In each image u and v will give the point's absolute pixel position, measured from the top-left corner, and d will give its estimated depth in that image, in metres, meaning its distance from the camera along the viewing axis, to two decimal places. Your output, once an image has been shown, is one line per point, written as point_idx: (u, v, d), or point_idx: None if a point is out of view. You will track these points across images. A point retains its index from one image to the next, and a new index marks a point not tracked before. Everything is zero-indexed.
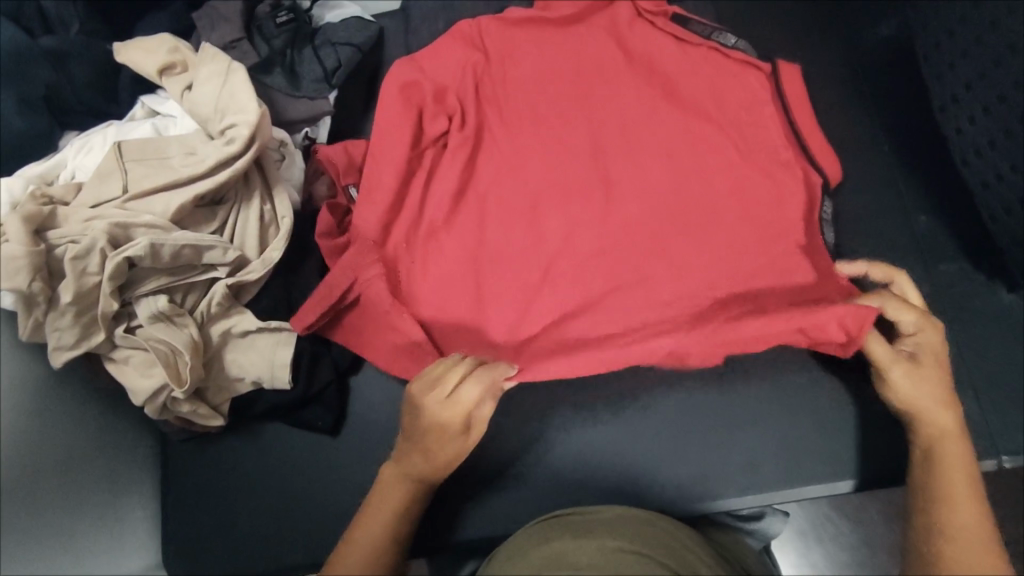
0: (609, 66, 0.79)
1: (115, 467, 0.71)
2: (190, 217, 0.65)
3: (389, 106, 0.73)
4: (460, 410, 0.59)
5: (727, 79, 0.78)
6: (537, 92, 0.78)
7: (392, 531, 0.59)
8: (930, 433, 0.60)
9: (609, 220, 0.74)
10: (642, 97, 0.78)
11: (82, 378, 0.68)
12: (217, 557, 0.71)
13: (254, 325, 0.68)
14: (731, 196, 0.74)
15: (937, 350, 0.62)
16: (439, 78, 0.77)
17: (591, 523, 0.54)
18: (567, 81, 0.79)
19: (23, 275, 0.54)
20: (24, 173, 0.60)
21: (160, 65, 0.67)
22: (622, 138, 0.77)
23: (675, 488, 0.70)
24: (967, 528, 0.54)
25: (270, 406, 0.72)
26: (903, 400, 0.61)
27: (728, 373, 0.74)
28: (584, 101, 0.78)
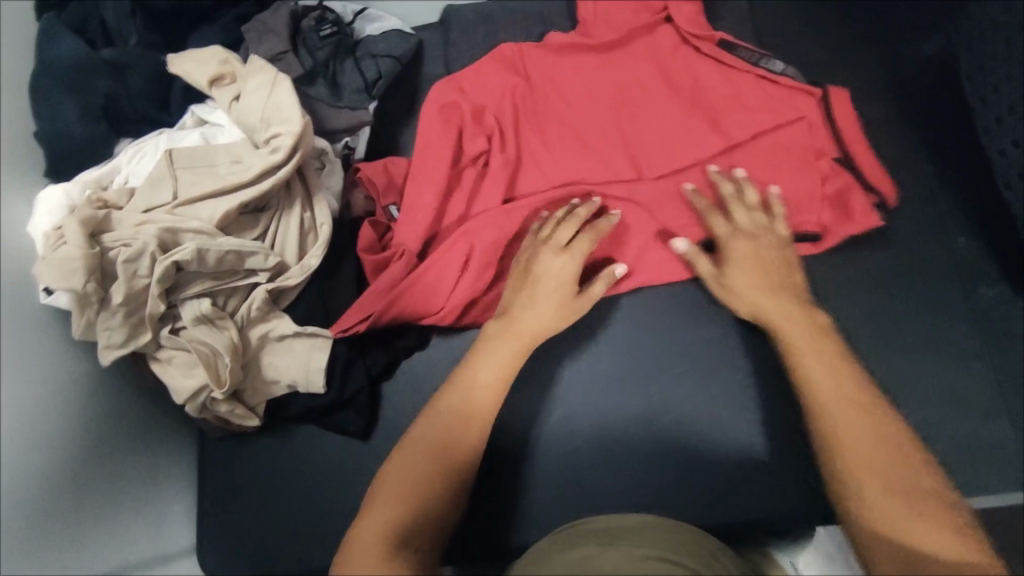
0: (652, 92, 0.79)
1: (154, 458, 0.73)
2: (234, 223, 0.67)
3: (427, 127, 0.76)
4: (574, 259, 0.68)
5: (777, 103, 0.77)
6: (577, 118, 0.79)
7: (489, 387, 0.62)
8: (802, 350, 0.62)
9: (651, 221, 0.75)
10: (684, 124, 0.77)
11: (128, 374, 0.71)
12: (245, 555, 0.73)
13: (291, 330, 0.70)
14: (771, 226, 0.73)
15: (745, 252, 0.69)
16: (479, 94, 0.79)
17: (617, 529, 0.53)
18: (607, 106, 0.79)
19: (78, 276, 0.58)
20: (81, 178, 0.64)
21: (211, 77, 0.69)
22: (665, 161, 0.76)
23: (700, 510, 0.68)
24: (866, 444, 0.54)
25: (304, 409, 0.73)
26: (761, 309, 0.66)
27: (767, 404, 0.71)
28: (623, 128, 0.78)
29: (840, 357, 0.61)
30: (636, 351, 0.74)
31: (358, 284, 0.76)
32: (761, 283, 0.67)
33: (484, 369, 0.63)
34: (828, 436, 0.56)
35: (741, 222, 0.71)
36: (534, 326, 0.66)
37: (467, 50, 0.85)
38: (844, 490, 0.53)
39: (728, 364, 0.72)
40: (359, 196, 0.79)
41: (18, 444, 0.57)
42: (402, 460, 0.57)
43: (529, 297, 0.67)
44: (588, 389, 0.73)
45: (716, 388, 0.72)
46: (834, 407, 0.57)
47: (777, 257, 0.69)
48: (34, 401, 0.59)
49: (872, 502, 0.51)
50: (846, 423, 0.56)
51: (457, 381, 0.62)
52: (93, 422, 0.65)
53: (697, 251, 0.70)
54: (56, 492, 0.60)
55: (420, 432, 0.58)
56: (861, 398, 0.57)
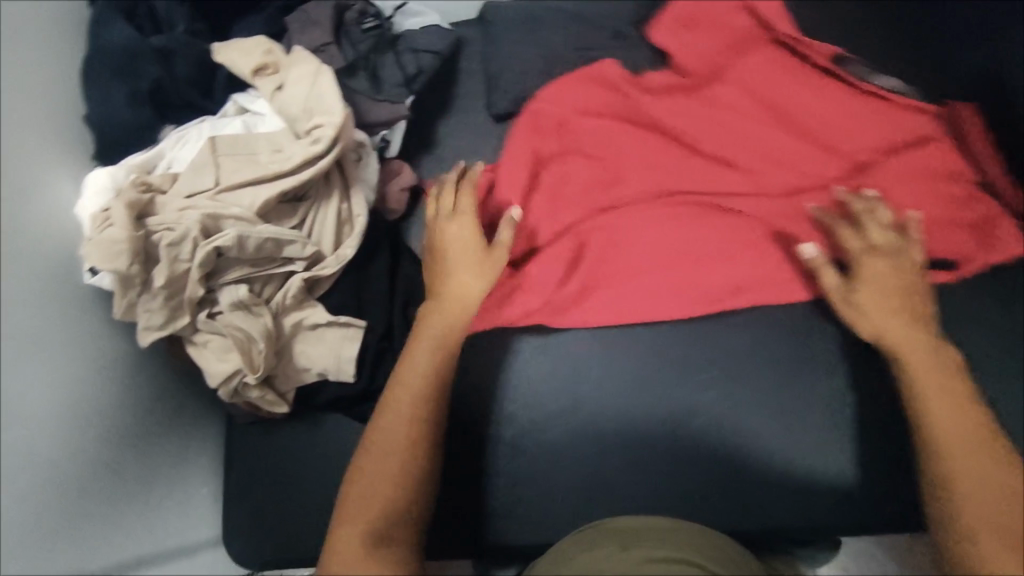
0: (740, 104, 0.80)
1: (185, 439, 0.74)
2: (273, 211, 0.68)
3: (516, 142, 0.79)
4: (465, 220, 0.71)
5: (863, 122, 0.79)
6: (670, 131, 0.81)
7: (429, 364, 0.65)
8: (925, 386, 0.63)
9: (760, 232, 0.76)
10: (781, 137, 0.79)
11: (163, 356, 0.72)
12: (271, 539, 0.74)
13: (325, 319, 0.70)
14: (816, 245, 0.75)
15: (875, 272, 0.69)
16: (564, 106, 0.82)
17: (634, 530, 0.53)
18: (704, 117, 0.80)
19: (123, 258, 0.59)
20: (126, 162, 0.65)
21: (255, 66, 0.70)
22: (775, 175, 0.78)
23: (709, 513, 0.71)
24: (987, 496, 0.58)
25: (334, 397, 0.73)
26: (889, 331, 0.67)
27: (797, 414, 0.72)
28: (712, 139, 0.80)
29: (963, 394, 0.63)
30: (667, 357, 0.74)
31: (391, 276, 0.76)
32: (890, 308, 0.67)
33: (421, 352, 0.65)
34: (948, 483, 0.59)
35: (872, 238, 0.70)
36: (461, 295, 0.68)
37: (507, 48, 0.85)
38: (957, 537, 0.57)
39: (761, 373, 0.73)
40: (394, 188, 0.79)
41: (55, 424, 0.58)
42: (365, 470, 0.60)
43: (440, 269, 0.70)
44: (589, 394, 0.74)
45: (746, 396, 0.73)
46: (964, 446, 0.60)
47: (907, 283, 0.68)
48: (71, 382, 0.60)
49: (989, 553, 0.55)
50: (968, 472, 0.59)
51: (397, 378, 0.64)
52: (129, 405, 0.67)
53: (824, 261, 0.70)
54: (89, 475, 0.61)
55: (382, 428, 0.62)
56: (984, 445, 0.60)
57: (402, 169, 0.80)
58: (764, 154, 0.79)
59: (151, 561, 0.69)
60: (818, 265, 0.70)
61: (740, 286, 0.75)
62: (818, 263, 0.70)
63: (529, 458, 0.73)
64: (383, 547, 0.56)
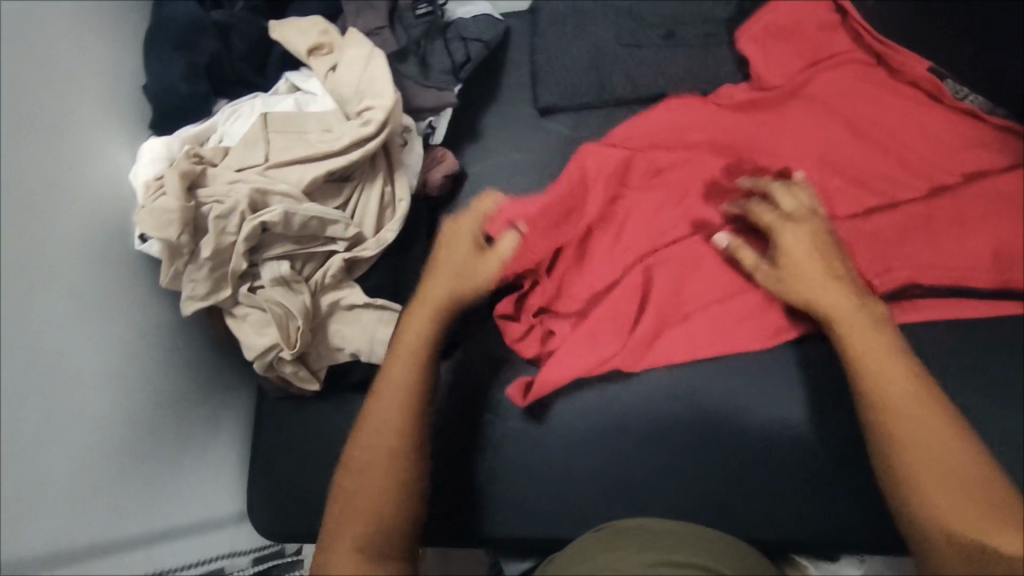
0: (814, 116, 0.79)
1: (216, 409, 0.75)
2: (319, 190, 0.69)
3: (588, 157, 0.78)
4: (475, 219, 0.69)
5: (937, 141, 0.78)
6: (731, 133, 0.80)
7: (415, 365, 0.63)
8: (864, 344, 0.63)
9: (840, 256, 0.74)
10: (848, 145, 0.78)
11: (200, 325, 0.74)
12: (292, 513, 0.75)
13: (362, 300, 0.71)
14: (872, 272, 0.73)
15: (799, 243, 0.68)
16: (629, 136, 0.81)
17: (648, 531, 0.53)
18: (765, 125, 0.80)
19: (174, 227, 0.60)
20: (180, 133, 0.66)
21: (310, 45, 0.71)
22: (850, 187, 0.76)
23: (734, 522, 0.70)
24: (935, 447, 0.58)
25: (364, 378, 0.75)
26: (819, 305, 0.66)
27: (826, 426, 0.72)
28: (770, 144, 0.79)
29: (891, 346, 0.63)
30: (697, 366, 0.74)
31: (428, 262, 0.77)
32: (815, 276, 0.67)
33: (405, 355, 0.63)
34: (898, 441, 0.59)
35: (784, 208, 0.70)
36: (454, 290, 0.66)
37: (555, 41, 0.85)
38: (909, 492, 0.57)
39: (790, 384, 0.73)
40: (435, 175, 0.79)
41: (103, 384, 0.59)
42: (353, 474, 0.59)
43: (438, 264, 0.68)
44: (622, 395, 0.74)
45: (774, 406, 0.72)
46: (906, 420, 0.59)
47: (826, 246, 0.68)
48: (119, 344, 0.61)
49: (944, 503, 0.56)
50: (913, 428, 0.59)
51: (382, 385, 0.62)
52: (168, 371, 0.68)
53: (740, 243, 0.72)
54: (127, 444, 0.60)
55: (368, 436, 0.60)
56: (925, 394, 0.60)
57: (445, 157, 0.80)
58: (811, 163, 0.77)
59: (197, 523, 0.69)
60: (734, 247, 0.72)
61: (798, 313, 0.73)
62: (735, 246, 0.72)
63: (554, 450, 0.73)
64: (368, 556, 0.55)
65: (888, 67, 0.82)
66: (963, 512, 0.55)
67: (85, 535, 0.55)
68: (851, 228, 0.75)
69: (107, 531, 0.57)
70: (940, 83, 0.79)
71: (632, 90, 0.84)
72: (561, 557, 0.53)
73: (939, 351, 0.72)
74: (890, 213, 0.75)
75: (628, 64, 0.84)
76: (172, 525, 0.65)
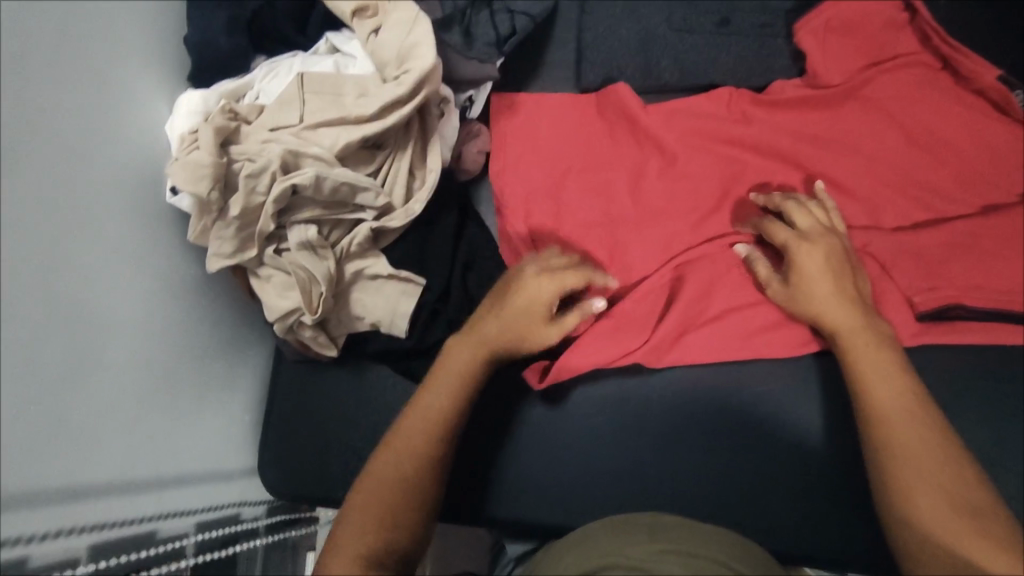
0: (862, 120, 0.76)
1: (236, 366, 0.76)
2: (352, 156, 0.68)
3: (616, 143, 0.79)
4: (555, 285, 0.66)
5: (999, 154, 0.73)
6: (778, 131, 0.77)
7: (453, 406, 0.63)
8: (870, 365, 0.62)
9: (874, 267, 0.72)
10: (899, 151, 0.74)
11: (224, 283, 0.74)
12: (306, 475, 0.77)
13: (385, 271, 0.70)
14: (913, 288, 0.70)
15: (812, 261, 0.67)
16: (648, 131, 0.77)
17: (658, 521, 0.52)
18: (814, 125, 0.77)
19: (205, 183, 0.59)
20: (218, 88, 0.66)
21: (354, 7, 0.69)
22: (898, 196, 0.73)
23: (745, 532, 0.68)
24: (926, 457, 0.57)
25: (382, 350, 0.74)
26: (828, 317, 0.66)
27: (849, 441, 0.69)
28: (816, 145, 0.76)
29: (897, 364, 0.62)
30: (723, 371, 0.72)
31: (455, 237, 0.76)
32: (825, 291, 0.66)
33: (444, 391, 0.63)
34: (887, 447, 0.58)
35: (799, 226, 0.69)
36: (501, 342, 0.65)
37: (605, 19, 0.82)
38: (891, 496, 0.57)
39: (817, 395, 0.71)
40: (470, 149, 0.79)
41: (132, 329, 0.59)
42: (370, 481, 0.59)
43: (497, 309, 0.66)
44: (641, 393, 0.73)
45: (798, 417, 0.71)
46: (901, 424, 0.59)
47: (839, 265, 0.67)
48: (146, 294, 0.62)
49: (925, 510, 0.55)
50: (903, 437, 0.58)
51: (415, 405, 0.63)
52: (191, 324, 0.68)
53: (758, 254, 0.71)
54: (146, 385, 0.61)
55: (388, 457, 0.60)
56: (923, 415, 0.59)
57: (480, 132, 0.80)
58: (859, 169, 0.74)
59: (209, 472, 0.71)
60: (753, 259, 0.71)
61: None
62: (752, 257, 0.72)
63: (566, 439, 0.73)
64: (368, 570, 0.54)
65: (953, 72, 0.77)
66: (945, 522, 0.53)
67: (102, 473, 0.55)
68: (892, 240, 0.72)
69: (125, 471, 0.58)
70: (1009, 92, 0.74)
71: (678, 78, 0.81)
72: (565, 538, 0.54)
73: (974, 375, 0.70)
74: (938, 229, 0.72)
75: (679, 49, 0.81)
76: (185, 470, 0.66)
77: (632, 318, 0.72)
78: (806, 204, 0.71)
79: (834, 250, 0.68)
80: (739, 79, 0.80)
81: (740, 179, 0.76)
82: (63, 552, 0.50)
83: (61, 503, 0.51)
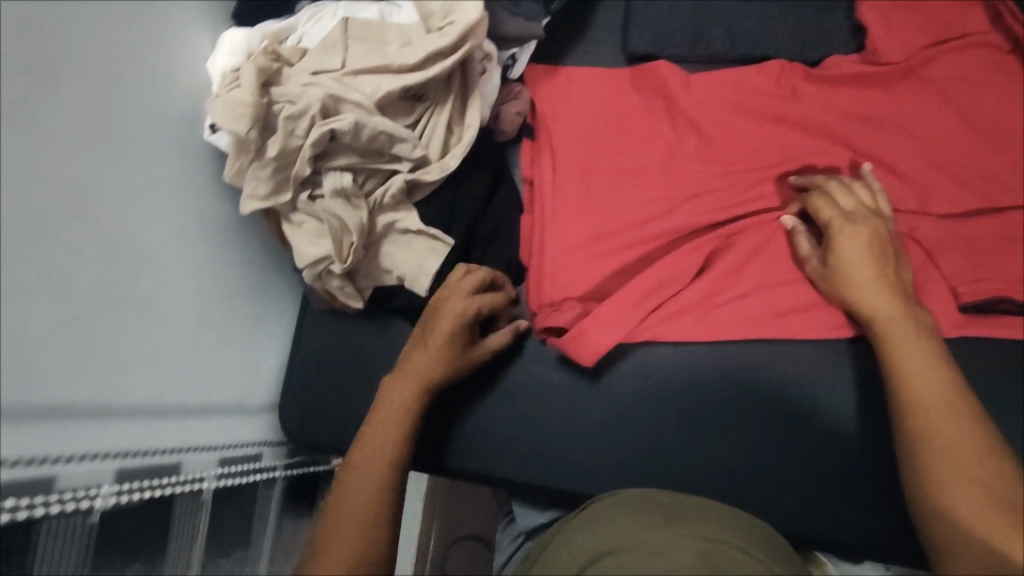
0: (918, 101, 0.73)
1: (263, 311, 0.77)
2: (392, 106, 0.67)
3: (655, 114, 0.78)
4: (475, 302, 0.66)
5: None
6: (828, 109, 0.74)
7: (397, 444, 0.60)
8: (907, 350, 0.60)
9: (919, 254, 0.70)
10: (957, 136, 0.72)
11: (256, 227, 0.75)
12: (327, 423, 0.78)
13: (416, 226, 0.70)
14: (959, 278, 0.68)
15: (853, 244, 0.65)
16: (687, 113, 0.77)
17: (673, 505, 0.52)
18: (866, 105, 0.74)
19: (244, 122, 0.59)
20: (263, 29, 0.66)
21: None
22: (951, 183, 0.71)
23: (759, 511, 0.68)
24: (964, 446, 0.55)
25: (406, 304, 0.75)
26: (865, 302, 0.64)
27: (876, 429, 0.68)
28: (867, 125, 0.74)
29: (939, 359, 0.60)
30: (755, 348, 0.71)
31: (486, 198, 0.75)
32: (868, 273, 0.64)
33: (387, 431, 0.60)
34: (926, 431, 0.57)
35: (844, 206, 0.67)
36: (433, 370, 0.63)
37: None
38: (924, 478, 0.55)
39: (846, 381, 0.70)
40: (509, 111, 0.77)
41: (167, 263, 0.60)
42: (333, 522, 0.55)
43: (427, 341, 0.65)
44: (666, 368, 0.72)
45: (826, 401, 0.70)
46: (937, 412, 0.57)
47: (881, 248, 0.65)
48: (181, 230, 0.62)
49: (959, 495, 0.53)
50: (942, 424, 0.56)
51: (360, 447, 0.60)
52: (221, 264, 0.69)
53: (803, 228, 0.70)
54: (175, 315, 0.61)
55: (342, 501, 0.56)
56: (960, 405, 0.57)
57: (520, 94, 0.78)
58: (911, 152, 0.72)
59: (231, 412, 0.72)
60: (796, 232, 0.70)
61: None
62: (795, 231, 0.70)
63: (586, 407, 0.73)
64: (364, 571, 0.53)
65: None
66: (978, 511, 0.52)
67: (129, 399, 0.55)
68: (940, 228, 0.70)
69: (150, 399, 0.58)
70: None
71: (728, 49, 0.79)
72: (585, 514, 0.54)
73: (1019, 373, 0.68)
74: (991, 219, 0.70)
75: (731, 19, 0.80)
76: (207, 406, 0.66)
77: (663, 290, 0.71)
78: (854, 185, 0.69)
79: (876, 233, 0.66)
80: (792, 53, 0.78)
81: (785, 156, 0.74)
82: (82, 476, 0.50)
83: (86, 425, 0.51)
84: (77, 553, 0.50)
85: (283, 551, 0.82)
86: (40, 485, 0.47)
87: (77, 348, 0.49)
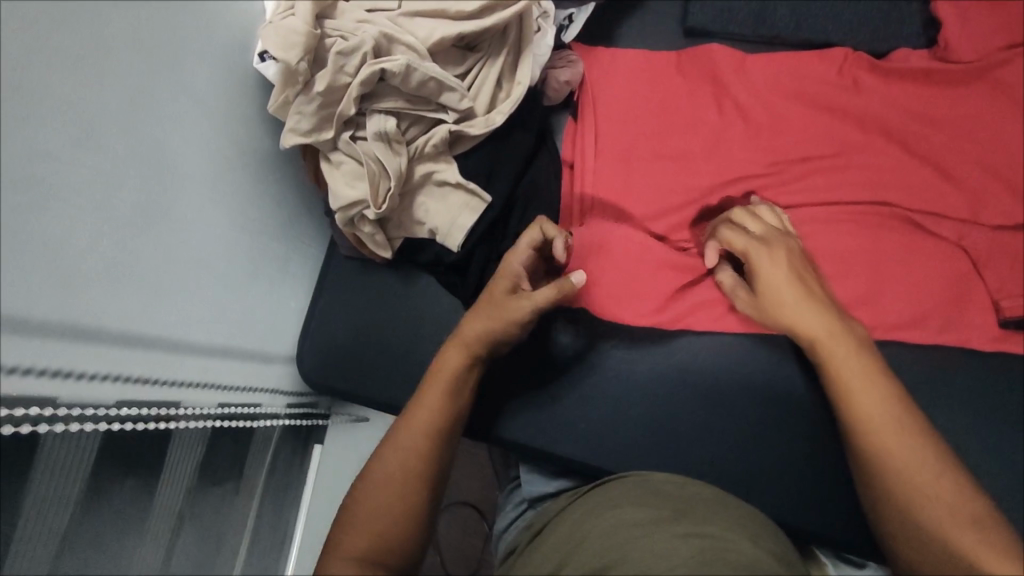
0: (985, 106, 0.72)
1: (289, 249, 0.77)
2: (444, 53, 0.67)
3: (713, 91, 0.76)
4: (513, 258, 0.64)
5: None
6: (890, 104, 0.73)
7: (448, 407, 0.57)
8: (848, 371, 0.57)
9: (964, 261, 0.69)
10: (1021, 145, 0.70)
11: (292, 163, 0.74)
12: (341, 369, 0.78)
13: (455, 179, 0.69)
14: (1002, 291, 0.68)
15: (774, 268, 0.62)
16: (743, 92, 0.75)
17: (691, 497, 0.50)
18: (930, 104, 0.72)
19: (296, 52, 0.58)
20: None
21: None
22: (1008, 192, 0.70)
23: (769, 503, 0.67)
24: (918, 467, 0.52)
25: (434, 258, 0.74)
26: (800, 328, 0.60)
27: None
28: (929, 124, 0.72)
29: (881, 373, 0.57)
30: (786, 340, 0.71)
31: (527, 158, 0.74)
32: (795, 295, 0.61)
33: (437, 393, 0.58)
34: (874, 447, 0.54)
35: (755, 232, 0.65)
36: (491, 334, 0.60)
37: None
38: (885, 506, 0.53)
39: None
40: (557, 78, 0.75)
41: (202, 193, 0.59)
42: (373, 477, 0.53)
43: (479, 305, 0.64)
44: (688, 350, 0.72)
45: None
46: (890, 435, 0.53)
47: (801, 269, 0.63)
48: (215, 158, 0.61)
49: (936, 512, 0.50)
50: (901, 445, 0.53)
51: (415, 402, 0.58)
52: (252, 197, 0.68)
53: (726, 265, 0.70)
54: (206, 244, 0.60)
55: (388, 451, 0.55)
56: (909, 422, 0.54)
57: (572, 60, 0.76)
58: (971, 157, 0.71)
59: (253, 353, 0.71)
60: (721, 274, 0.70)
61: (901, 308, 0.68)
62: (724, 280, 0.69)
63: (605, 379, 0.73)
64: (391, 552, 0.50)
65: None
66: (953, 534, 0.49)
67: (160, 324, 0.54)
68: (990, 237, 0.69)
69: (179, 325, 0.57)
70: None
71: (791, 32, 0.78)
72: (595, 501, 0.53)
73: None
74: None
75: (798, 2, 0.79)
76: (232, 343, 0.66)
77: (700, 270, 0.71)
78: (755, 210, 0.68)
79: (789, 253, 0.63)
80: (857, 45, 0.77)
81: (838, 147, 0.72)
82: (107, 396, 0.49)
83: (119, 347, 0.50)
84: (89, 467, 0.51)
85: (274, 489, 0.82)
86: (58, 399, 0.45)
87: (117, 263, 0.48)
